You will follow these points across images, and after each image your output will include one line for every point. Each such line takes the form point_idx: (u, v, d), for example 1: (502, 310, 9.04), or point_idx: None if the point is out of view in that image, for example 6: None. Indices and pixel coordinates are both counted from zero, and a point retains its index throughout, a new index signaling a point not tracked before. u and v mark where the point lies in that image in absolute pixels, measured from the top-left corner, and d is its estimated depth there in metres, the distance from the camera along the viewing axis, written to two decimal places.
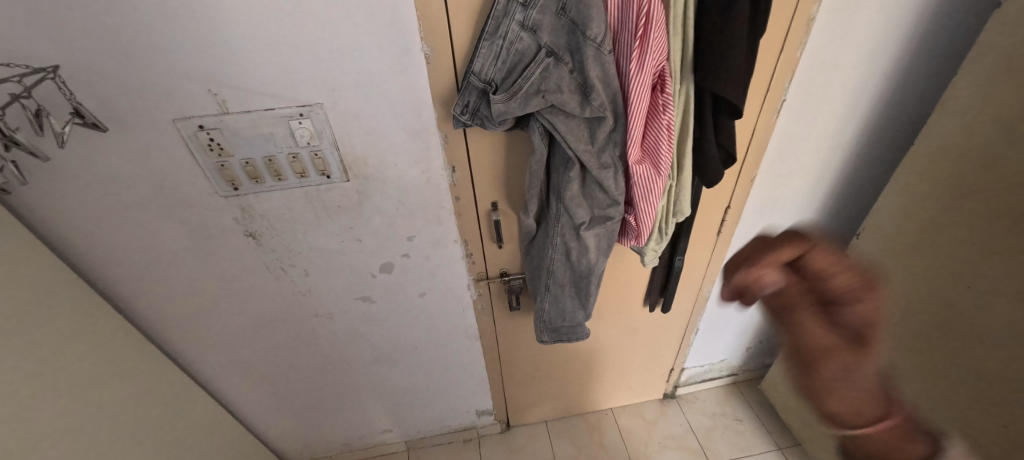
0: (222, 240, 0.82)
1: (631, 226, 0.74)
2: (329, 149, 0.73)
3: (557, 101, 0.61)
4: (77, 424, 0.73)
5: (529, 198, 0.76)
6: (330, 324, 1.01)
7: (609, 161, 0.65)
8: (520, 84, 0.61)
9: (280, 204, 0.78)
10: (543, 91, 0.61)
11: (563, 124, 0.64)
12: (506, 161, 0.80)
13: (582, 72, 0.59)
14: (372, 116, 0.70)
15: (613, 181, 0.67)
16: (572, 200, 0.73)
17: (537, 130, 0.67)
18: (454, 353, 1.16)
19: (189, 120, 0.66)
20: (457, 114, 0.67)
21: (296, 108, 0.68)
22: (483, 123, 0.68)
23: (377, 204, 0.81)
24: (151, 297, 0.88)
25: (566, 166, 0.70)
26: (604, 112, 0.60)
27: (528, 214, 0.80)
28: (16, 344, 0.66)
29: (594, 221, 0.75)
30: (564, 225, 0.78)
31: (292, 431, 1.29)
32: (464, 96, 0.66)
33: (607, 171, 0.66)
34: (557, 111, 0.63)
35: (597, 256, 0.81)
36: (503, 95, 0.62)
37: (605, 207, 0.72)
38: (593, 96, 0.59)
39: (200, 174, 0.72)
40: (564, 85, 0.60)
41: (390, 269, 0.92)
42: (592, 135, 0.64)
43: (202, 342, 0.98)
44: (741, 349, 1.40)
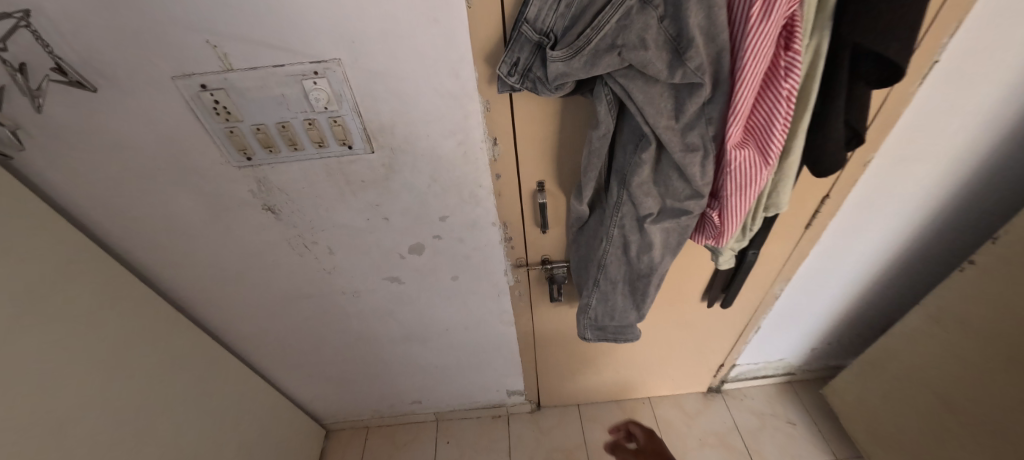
0: (240, 213, 0.75)
1: (712, 224, 0.59)
2: (350, 115, 0.61)
3: (637, 60, 0.45)
4: (100, 397, 0.71)
5: (586, 183, 0.62)
6: (358, 302, 0.95)
7: (697, 143, 0.50)
8: (589, 36, 0.46)
9: (299, 177, 0.69)
10: (619, 46, 0.46)
11: (642, 92, 0.48)
12: (559, 135, 0.66)
13: (678, 19, 0.43)
14: (400, 76, 0.58)
15: (700, 169, 0.52)
16: (641, 188, 0.59)
17: (605, 98, 0.52)
18: (486, 337, 1.09)
19: (190, 79, 0.56)
20: (503, 74, 0.54)
21: (310, 65, 0.56)
22: (536, 86, 0.55)
23: (406, 180, 0.71)
24: (174, 268, 0.84)
25: (637, 145, 0.55)
26: (702, 76, 0.44)
27: (582, 199, 0.67)
28: (27, 319, 0.62)
29: (663, 215, 0.62)
30: (625, 216, 0.65)
31: (324, 396, 1.29)
32: (513, 50, 0.52)
33: (692, 156, 0.51)
34: (634, 74, 0.48)
35: (662, 254, 0.67)
36: (565, 51, 0.48)
37: (681, 200, 0.57)
38: (690, 54, 0.43)
39: (209, 141, 0.64)
40: (650, 38, 0.44)
41: (420, 250, 0.83)
42: (680, 107, 0.48)
43: (230, 313, 0.96)
44: (805, 350, 1.25)
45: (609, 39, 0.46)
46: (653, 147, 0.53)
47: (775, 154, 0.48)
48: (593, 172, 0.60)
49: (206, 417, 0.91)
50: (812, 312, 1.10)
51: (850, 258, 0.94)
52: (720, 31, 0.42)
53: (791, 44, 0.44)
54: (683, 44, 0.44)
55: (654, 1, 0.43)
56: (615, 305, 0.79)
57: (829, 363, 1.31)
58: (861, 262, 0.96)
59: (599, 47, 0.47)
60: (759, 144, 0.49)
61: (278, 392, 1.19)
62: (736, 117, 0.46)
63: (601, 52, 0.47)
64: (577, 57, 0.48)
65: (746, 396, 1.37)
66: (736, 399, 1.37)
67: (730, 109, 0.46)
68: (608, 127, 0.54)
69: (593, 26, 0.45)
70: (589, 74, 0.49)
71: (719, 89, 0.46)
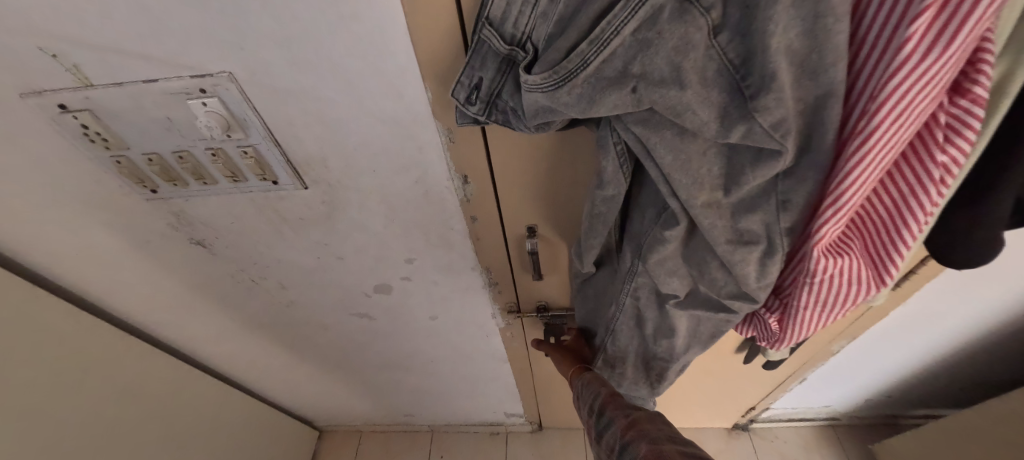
0: (169, 246, 0.62)
1: (768, 325, 0.40)
2: (264, 144, 0.45)
3: (666, 103, 0.26)
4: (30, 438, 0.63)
5: (586, 250, 0.44)
6: (328, 332, 0.83)
7: (758, 233, 0.31)
8: (583, 57, 0.27)
9: (223, 212, 0.55)
10: (635, 77, 0.26)
11: (670, 149, 0.29)
12: (554, 174, 0.47)
13: (748, 34, 0.23)
14: (321, 97, 0.40)
15: (757, 268, 0.32)
16: (663, 267, 0.40)
17: (613, 149, 0.33)
18: (477, 369, 0.95)
19: (42, 97, 0.41)
20: (459, 102, 0.35)
21: (191, 81, 0.39)
22: (508, 118, 0.36)
23: (356, 220, 0.55)
24: (114, 296, 0.73)
25: (660, 215, 0.37)
26: (783, 141, 0.24)
27: (582, 262, 0.48)
28: None
29: (693, 300, 0.44)
30: (640, 290, 0.47)
31: (313, 405, 1.23)
32: (472, 66, 0.34)
33: (746, 249, 0.32)
34: (660, 120, 0.28)
35: (687, 342, 0.50)
36: (546, 78, 0.29)
37: (723, 295, 0.38)
38: (764, 104, 0.23)
39: (100, 171, 0.50)
40: (692, 66, 0.24)
41: (387, 290, 0.68)
42: (735, 178, 0.29)
43: (190, 336, 0.86)
44: (857, 399, 1.05)
45: (619, 62, 0.26)
46: (682, 225, 0.35)
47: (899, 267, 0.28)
48: (597, 239, 0.42)
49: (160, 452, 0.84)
50: (875, 368, 0.89)
51: (943, 318, 0.72)
52: (832, 61, 0.22)
53: (969, 88, 0.22)
54: (752, 83, 0.24)
55: None
56: (624, 379, 0.62)
57: (881, 411, 1.12)
58: (956, 321, 0.74)
59: (602, 75, 0.27)
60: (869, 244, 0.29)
61: (261, 403, 1.13)
62: (840, 209, 0.26)
63: (602, 85, 0.27)
64: (565, 88, 0.29)
65: (777, 439, 1.20)
66: (765, 440, 1.20)
67: (828, 194, 0.26)
68: (618, 188, 0.36)
69: (591, 39, 0.26)
70: (584, 116, 0.30)
71: (810, 158, 0.26)
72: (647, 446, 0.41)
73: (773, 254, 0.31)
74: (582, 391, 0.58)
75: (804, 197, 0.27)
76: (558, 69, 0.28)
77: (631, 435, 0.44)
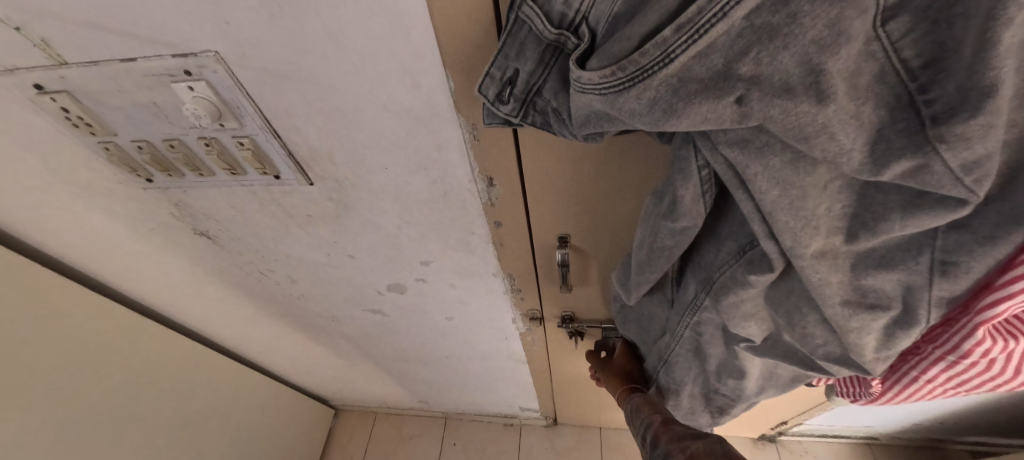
0: (172, 235, 0.58)
1: (864, 385, 0.33)
2: (263, 136, 0.39)
3: (784, 120, 0.18)
4: (32, 422, 0.64)
5: (638, 285, 0.37)
6: (341, 325, 0.80)
7: (890, 296, 0.23)
8: (665, 49, 0.19)
9: (225, 204, 0.50)
10: (743, 81, 0.18)
11: (773, 181, 0.22)
12: (598, 180, 0.40)
13: (951, 21, 0.15)
14: (323, 84, 0.34)
15: (878, 338, 0.25)
16: (739, 309, 0.34)
17: (696, 174, 0.26)
18: (494, 368, 0.91)
19: (15, 75, 0.36)
20: (490, 98, 0.28)
21: (174, 62, 0.33)
22: (550, 122, 0.29)
23: (368, 219, 0.49)
24: (127, 279, 0.72)
25: (746, 251, 0.30)
26: (973, 189, 0.17)
27: (631, 296, 0.41)
28: None
29: (771, 347, 0.37)
30: (703, 326, 0.41)
31: (328, 386, 1.23)
32: (506, 54, 0.26)
33: (868, 316, 0.25)
34: (769, 141, 0.21)
35: (760, 385, 0.46)
36: (607, 76, 0.21)
37: (817, 355, 0.31)
38: (958, 133, 0.15)
39: (92, 157, 0.45)
40: (840, 68, 0.16)
41: (401, 290, 0.63)
42: (869, 225, 0.21)
43: (205, 319, 0.85)
44: (904, 422, 0.97)
45: (717, 60, 0.18)
46: (775, 272, 0.28)
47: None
48: (654, 274, 0.35)
49: (173, 431, 0.85)
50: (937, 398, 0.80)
51: None
52: None
53: None
54: (937, 97, 0.16)
55: None
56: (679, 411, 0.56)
57: (929, 435, 1.03)
58: None
59: (689, 75, 0.19)
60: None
61: (277, 382, 1.13)
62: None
63: (690, 89, 0.19)
64: (631, 91, 0.21)
65: (808, 454, 1.12)
66: (794, 455, 1.12)
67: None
68: (695, 220, 0.28)
69: (678, 24, 0.18)
70: (655, 128, 0.22)
71: (1004, 208, 0.18)
72: None
73: (910, 326, 0.23)
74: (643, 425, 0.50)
75: (981, 264, 0.20)
76: (624, 65, 0.20)
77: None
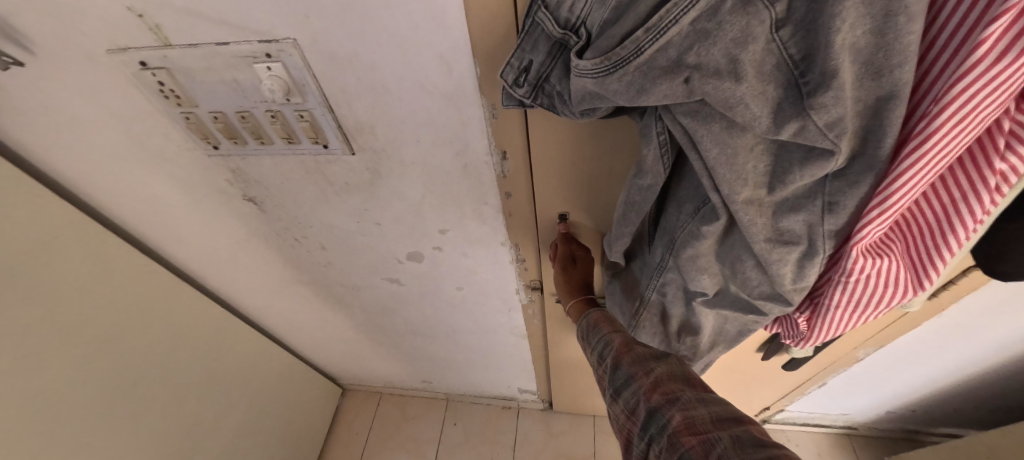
0: (223, 201, 0.67)
1: (798, 324, 0.42)
2: (320, 109, 0.48)
3: (717, 96, 0.27)
4: (89, 367, 0.72)
5: (617, 240, 0.46)
6: (359, 295, 0.88)
7: (800, 233, 0.32)
8: (636, 43, 0.27)
9: (276, 172, 0.58)
10: (689, 67, 0.27)
11: (716, 142, 0.30)
12: (594, 160, 0.48)
13: (815, 28, 0.23)
14: (376, 67, 0.42)
15: (793, 269, 0.34)
16: (694, 263, 0.42)
17: (655, 139, 0.35)
18: (496, 343, 0.99)
19: (126, 53, 0.45)
20: (510, 83, 0.37)
21: (259, 46, 0.42)
22: (553, 102, 0.38)
23: (396, 188, 0.57)
24: (172, 243, 0.80)
25: (699, 209, 0.39)
26: (836, 141, 0.25)
27: (613, 252, 0.49)
28: (19, 291, 0.63)
29: (720, 300, 0.46)
30: (668, 286, 0.49)
31: (339, 363, 1.30)
32: (524, 48, 0.35)
33: (785, 249, 0.33)
34: (710, 113, 0.29)
35: (711, 340, 0.56)
36: (594, 63, 0.30)
37: (754, 295, 0.40)
38: (822, 102, 0.24)
39: (169, 125, 0.54)
40: (749, 57, 0.25)
41: (418, 259, 0.72)
42: (782, 176, 0.29)
43: (236, 287, 0.93)
44: (878, 410, 1.04)
45: (670, 52, 0.27)
46: (721, 221, 0.36)
47: (940, 271, 0.30)
48: (629, 229, 0.44)
49: (201, 389, 0.93)
50: (902, 380, 0.87)
51: (981, 336, 0.71)
52: (898, 63, 0.22)
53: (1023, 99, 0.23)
54: (811, 79, 0.24)
55: None
56: None
57: (904, 426, 1.09)
58: (993, 343, 0.72)
59: (654, 64, 0.28)
60: (911, 247, 0.30)
61: (293, 356, 1.21)
62: (886, 209, 0.27)
63: (655, 74, 0.28)
64: (613, 75, 0.29)
65: (790, 442, 1.19)
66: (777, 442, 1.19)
67: (876, 194, 0.27)
68: (656, 179, 0.37)
69: (647, 27, 0.26)
70: (630, 104, 0.31)
71: (864, 160, 0.26)
72: (674, 413, 0.38)
73: (812, 256, 0.32)
74: (596, 339, 0.55)
75: (854, 200, 0.28)
76: (607, 55, 0.29)
77: (694, 444, 0.34)
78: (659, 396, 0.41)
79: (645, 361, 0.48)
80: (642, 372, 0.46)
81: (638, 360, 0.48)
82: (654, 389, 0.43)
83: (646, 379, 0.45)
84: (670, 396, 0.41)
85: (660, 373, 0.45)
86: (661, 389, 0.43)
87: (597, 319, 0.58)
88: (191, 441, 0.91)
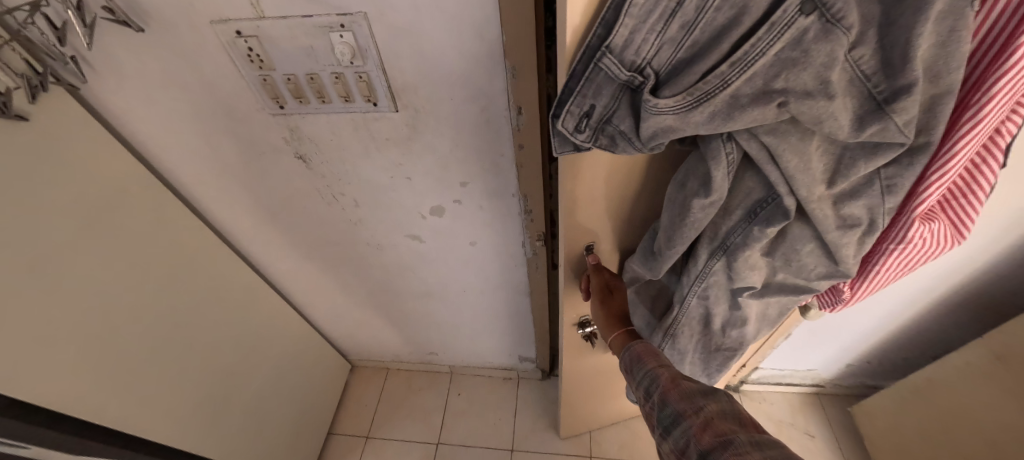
0: (276, 159, 0.78)
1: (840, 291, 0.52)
2: (375, 71, 0.60)
3: (803, 113, 0.32)
4: (156, 308, 0.81)
5: (668, 254, 0.54)
6: (382, 255, 0.99)
7: (860, 216, 0.40)
8: (723, 79, 0.33)
9: (328, 129, 0.71)
10: (779, 93, 0.33)
11: (792, 153, 0.37)
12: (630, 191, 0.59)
13: (887, 46, 0.29)
14: (426, 36, 0.55)
15: (856, 245, 0.42)
16: (750, 261, 0.49)
17: (725, 157, 0.41)
18: (501, 302, 1.11)
19: (225, 24, 0.57)
20: (573, 131, 0.43)
21: (336, 18, 0.55)
22: (614, 141, 0.43)
23: (429, 142, 0.70)
24: (220, 204, 0.91)
25: (756, 216, 0.45)
26: (909, 136, 0.32)
27: (660, 267, 0.58)
28: (103, 231, 0.72)
29: (772, 288, 0.55)
30: (712, 287, 0.58)
31: (352, 336, 1.39)
32: (586, 95, 0.41)
33: (852, 232, 0.41)
34: (785, 128, 0.36)
35: (756, 327, 0.66)
36: (680, 100, 0.35)
37: (813, 275, 0.48)
38: (902, 106, 0.30)
39: (245, 86, 0.66)
40: (832, 75, 0.30)
41: (440, 213, 0.84)
42: (843, 173, 0.37)
43: (268, 250, 1.03)
44: (840, 364, 1.17)
45: (755, 83, 0.33)
46: (787, 219, 0.42)
47: (973, 224, 0.40)
48: (684, 245, 0.51)
49: (241, 344, 1.02)
50: (852, 327, 1.02)
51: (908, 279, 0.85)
52: (952, 67, 0.29)
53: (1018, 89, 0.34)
54: (884, 91, 0.30)
55: (847, 18, 0.28)
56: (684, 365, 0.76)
57: (865, 381, 1.23)
58: (919, 285, 0.87)
59: (741, 95, 0.34)
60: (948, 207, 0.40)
61: (310, 326, 1.30)
62: (941, 179, 0.35)
63: (743, 102, 0.34)
64: (699, 108, 0.35)
65: (766, 401, 1.31)
66: (754, 401, 1.31)
67: (932, 170, 0.35)
68: (720, 195, 0.44)
69: (732, 62, 0.32)
70: (713, 131, 0.37)
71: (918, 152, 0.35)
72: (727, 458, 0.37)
73: (874, 231, 0.40)
74: (643, 378, 0.57)
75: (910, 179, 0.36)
76: (695, 93, 0.34)
77: None
78: (709, 439, 0.41)
79: (693, 396, 0.47)
80: (688, 410, 0.46)
81: (683, 398, 0.48)
82: (704, 430, 0.42)
83: (693, 418, 0.44)
84: (718, 438, 0.40)
85: (711, 411, 0.44)
86: (710, 429, 0.42)
87: (641, 353, 0.61)
88: (229, 391, 0.99)
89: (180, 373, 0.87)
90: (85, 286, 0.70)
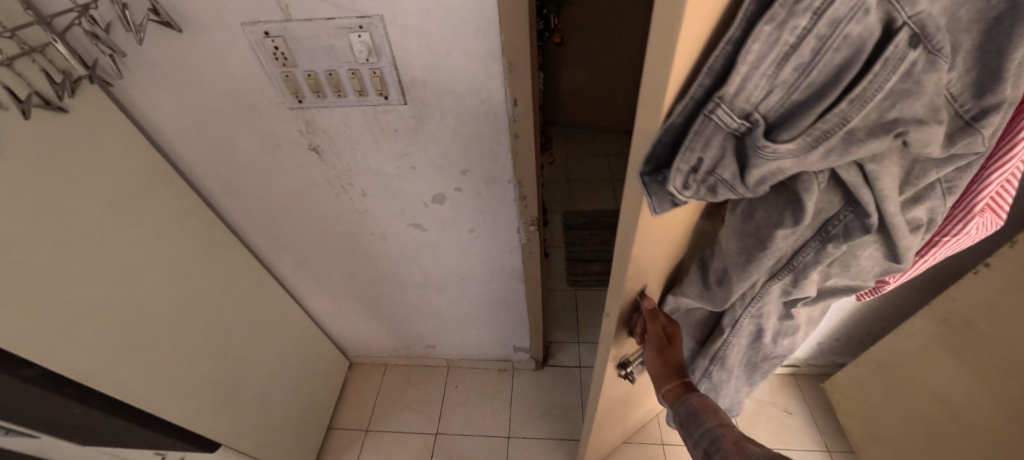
0: (290, 151, 0.85)
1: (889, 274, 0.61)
2: (388, 67, 0.68)
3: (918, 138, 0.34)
4: (173, 293, 0.86)
5: (743, 279, 0.55)
6: (385, 244, 1.06)
7: (920, 217, 0.46)
8: (844, 115, 0.33)
9: (341, 122, 0.78)
10: (898, 122, 0.34)
11: (886, 172, 0.39)
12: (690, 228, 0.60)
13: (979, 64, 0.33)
14: (435, 35, 0.64)
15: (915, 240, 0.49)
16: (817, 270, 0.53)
17: (817, 185, 0.41)
18: (497, 290, 1.18)
19: (255, 26, 0.65)
20: (681, 186, 0.42)
21: (356, 20, 0.63)
22: (716, 189, 0.42)
23: (434, 133, 0.78)
24: (231, 197, 0.96)
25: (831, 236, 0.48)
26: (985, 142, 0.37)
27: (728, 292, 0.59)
28: (128, 218, 0.78)
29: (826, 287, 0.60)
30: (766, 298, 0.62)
31: (351, 332, 1.43)
32: (695, 150, 0.39)
33: (917, 230, 0.47)
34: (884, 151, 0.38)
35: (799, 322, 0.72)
36: (799, 143, 0.35)
37: (873, 274, 0.54)
38: (990, 116, 0.35)
39: (267, 82, 0.73)
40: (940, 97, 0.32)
41: (441, 201, 0.91)
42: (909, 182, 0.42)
43: (275, 243, 1.08)
44: (811, 343, 1.27)
45: (869, 117, 0.34)
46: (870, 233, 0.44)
47: (1009, 210, 0.50)
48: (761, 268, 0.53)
49: (248, 333, 1.06)
50: None
51: None
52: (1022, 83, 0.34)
53: None
54: (970, 108, 0.35)
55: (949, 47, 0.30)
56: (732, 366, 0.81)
57: (835, 359, 1.33)
58: None
59: (858, 130, 0.34)
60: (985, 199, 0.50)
61: (311, 320, 1.34)
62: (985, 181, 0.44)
63: (862, 135, 0.34)
64: (820, 146, 0.35)
65: None
66: None
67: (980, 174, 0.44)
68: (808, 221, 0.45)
69: (852, 99, 0.32)
70: (825, 165, 0.37)
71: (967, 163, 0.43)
72: None
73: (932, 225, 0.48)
74: (705, 438, 0.58)
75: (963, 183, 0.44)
76: (817, 135, 0.35)
77: None
78: None
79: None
80: None
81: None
82: None
83: None
84: None
85: None
86: None
87: (699, 409, 0.63)
88: (236, 378, 1.03)
89: (194, 354, 0.91)
90: (112, 268, 0.75)
